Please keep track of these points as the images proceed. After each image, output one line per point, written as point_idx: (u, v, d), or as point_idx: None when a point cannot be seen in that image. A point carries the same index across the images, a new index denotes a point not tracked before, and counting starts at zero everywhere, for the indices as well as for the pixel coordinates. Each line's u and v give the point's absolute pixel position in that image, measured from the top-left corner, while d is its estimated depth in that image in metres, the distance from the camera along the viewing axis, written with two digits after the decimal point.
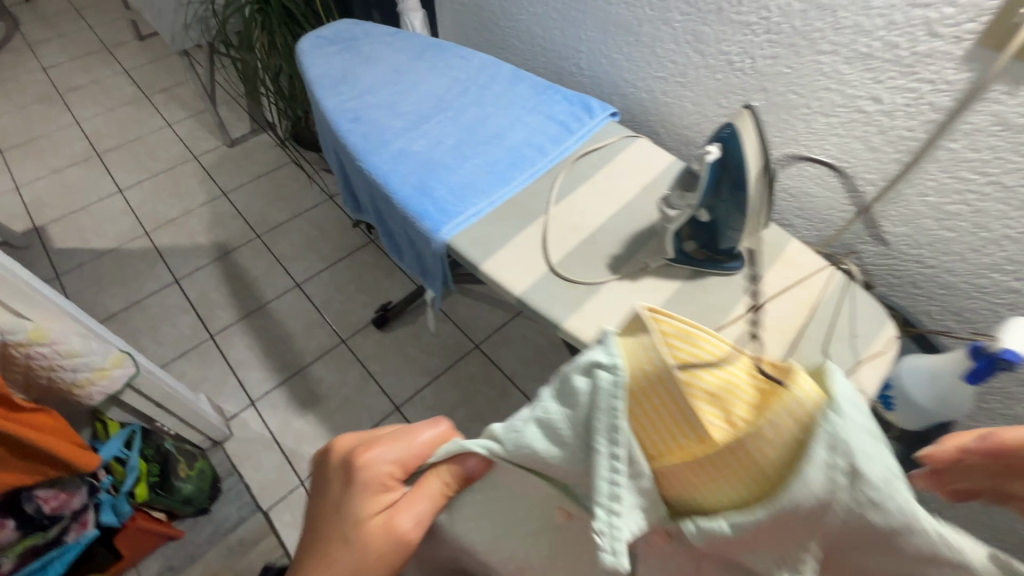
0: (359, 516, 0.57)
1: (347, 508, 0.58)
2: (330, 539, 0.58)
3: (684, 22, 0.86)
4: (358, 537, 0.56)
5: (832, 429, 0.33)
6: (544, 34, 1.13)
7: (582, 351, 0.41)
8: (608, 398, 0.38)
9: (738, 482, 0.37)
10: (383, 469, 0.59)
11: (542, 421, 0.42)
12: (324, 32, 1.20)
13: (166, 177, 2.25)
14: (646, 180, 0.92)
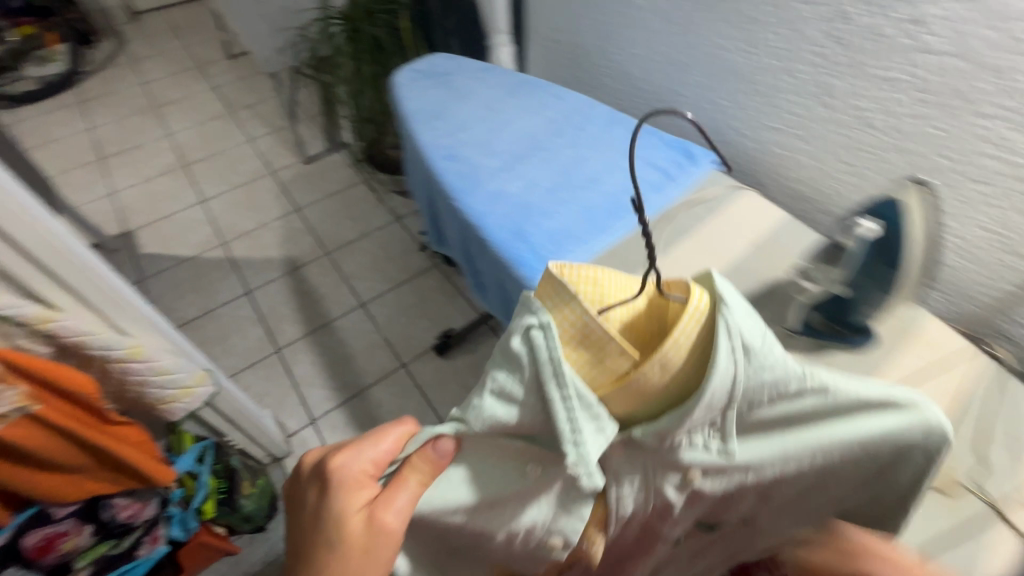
0: (338, 519, 0.58)
1: (329, 519, 0.59)
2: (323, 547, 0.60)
3: (811, 74, 0.80)
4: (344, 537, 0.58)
5: (725, 317, 0.47)
6: (642, 76, 1.10)
7: (515, 318, 0.49)
8: (548, 346, 0.47)
9: (663, 389, 0.49)
10: (355, 470, 0.59)
11: (497, 390, 0.48)
12: (419, 66, 1.21)
13: (245, 190, 2.35)
14: (756, 239, 0.87)
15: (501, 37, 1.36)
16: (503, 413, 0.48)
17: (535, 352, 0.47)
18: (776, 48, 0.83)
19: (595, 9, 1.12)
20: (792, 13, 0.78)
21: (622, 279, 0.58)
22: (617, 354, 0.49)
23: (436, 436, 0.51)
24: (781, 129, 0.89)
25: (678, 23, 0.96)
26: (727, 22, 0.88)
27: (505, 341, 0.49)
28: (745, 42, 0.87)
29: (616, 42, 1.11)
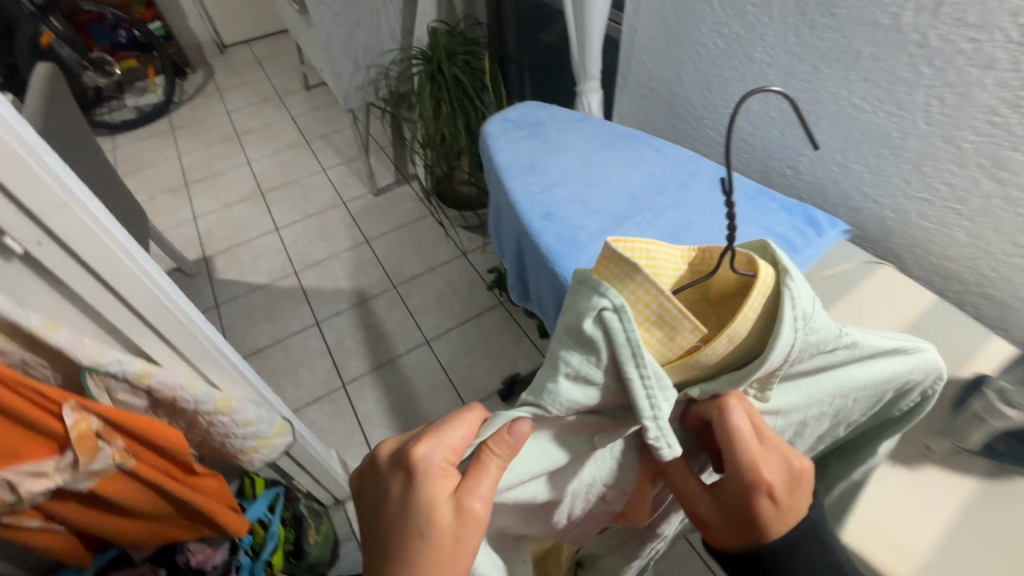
0: (426, 514, 0.53)
1: (411, 508, 0.54)
2: (405, 541, 0.54)
3: (981, 143, 0.70)
4: (428, 528, 0.53)
5: (793, 292, 0.45)
6: (753, 131, 1.02)
7: (584, 303, 0.44)
8: (624, 330, 0.43)
9: (728, 358, 0.49)
10: (435, 460, 0.54)
11: (573, 372, 0.46)
12: (511, 116, 1.18)
13: (317, 219, 2.41)
14: (902, 324, 0.76)
15: (591, 82, 1.32)
16: (585, 396, 0.47)
17: (611, 339, 0.44)
18: (934, 112, 0.73)
19: (700, 59, 1.06)
20: (961, 78, 0.69)
21: (677, 251, 0.53)
22: (689, 333, 0.47)
23: (512, 419, 0.49)
24: (930, 199, 0.79)
25: (803, 79, 0.88)
26: (870, 82, 0.79)
27: (571, 320, 0.46)
28: (892, 104, 0.78)
29: (723, 94, 1.04)
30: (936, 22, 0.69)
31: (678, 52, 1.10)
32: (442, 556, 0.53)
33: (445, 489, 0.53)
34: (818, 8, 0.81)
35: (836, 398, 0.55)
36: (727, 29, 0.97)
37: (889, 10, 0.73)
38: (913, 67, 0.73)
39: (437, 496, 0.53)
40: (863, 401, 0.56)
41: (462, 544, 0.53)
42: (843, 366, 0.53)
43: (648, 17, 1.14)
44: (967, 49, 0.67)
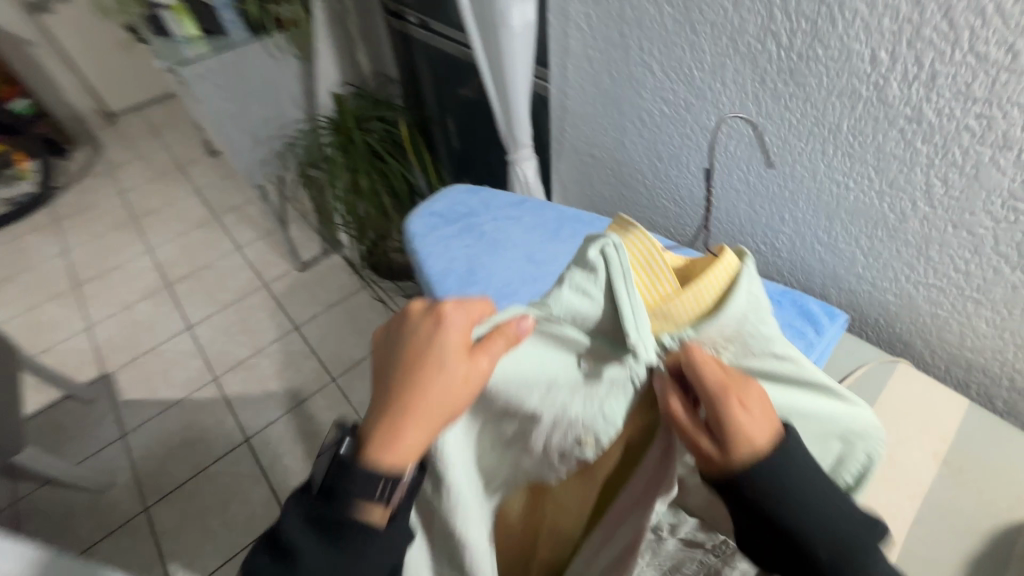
0: (429, 376, 0.45)
1: (409, 360, 0.46)
2: (394, 395, 0.45)
3: (1002, 230, 0.58)
4: (425, 380, 0.45)
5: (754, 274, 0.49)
6: (716, 204, 0.88)
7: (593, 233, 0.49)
8: (621, 261, 0.47)
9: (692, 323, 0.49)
10: (460, 313, 0.48)
11: (576, 283, 0.48)
12: (436, 208, 1.00)
13: (237, 309, 2.12)
14: (941, 448, 0.63)
15: (523, 149, 1.16)
16: (586, 311, 0.48)
17: (608, 257, 0.47)
18: (938, 194, 0.61)
19: (645, 127, 0.92)
20: (970, 159, 0.57)
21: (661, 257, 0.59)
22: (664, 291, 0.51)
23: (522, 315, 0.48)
24: (942, 285, 0.67)
25: (771, 151, 0.75)
26: (854, 157, 0.66)
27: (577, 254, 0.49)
28: (883, 182, 0.65)
29: (676, 165, 0.91)
30: (934, 95, 0.56)
31: (618, 118, 0.96)
32: (427, 421, 0.45)
33: (455, 344, 0.46)
34: (781, 76, 0.68)
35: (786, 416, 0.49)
36: (673, 95, 0.83)
37: (871, 81, 0.60)
38: (905, 142, 0.61)
39: (447, 349, 0.46)
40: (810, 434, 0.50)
41: (459, 400, 0.45)
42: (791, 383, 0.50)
43: (578, 80, 0.99)
44: (975, 127, 0.55)
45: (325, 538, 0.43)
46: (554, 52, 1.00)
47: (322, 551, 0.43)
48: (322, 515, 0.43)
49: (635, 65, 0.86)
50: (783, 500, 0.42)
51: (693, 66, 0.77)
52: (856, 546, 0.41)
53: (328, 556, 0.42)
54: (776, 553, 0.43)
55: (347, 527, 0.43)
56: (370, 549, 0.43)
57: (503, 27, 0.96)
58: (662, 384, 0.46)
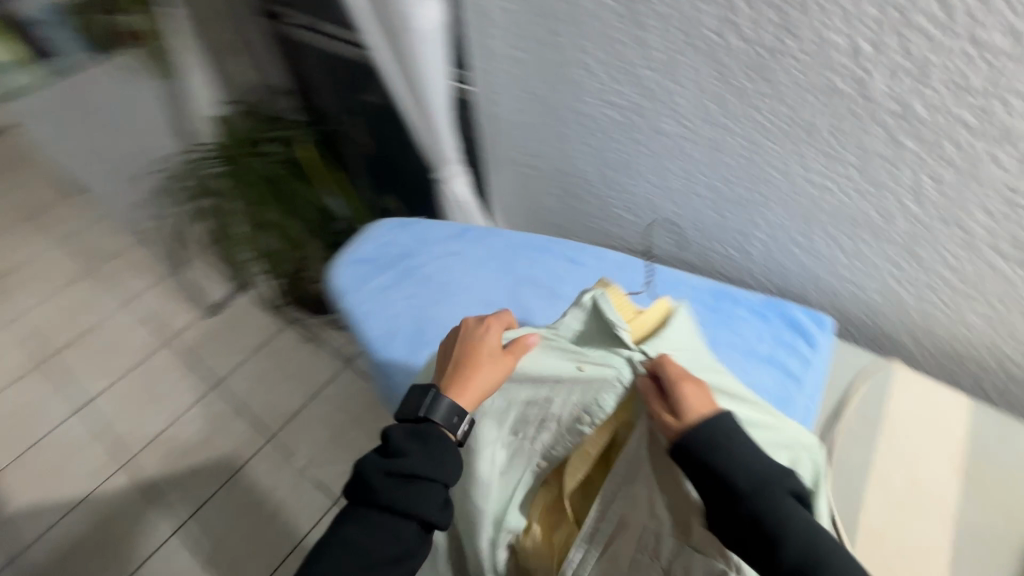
0: (474, 359, 0.58)
1: (463, 341, 0.60)
2: (450, 371, 0.58)
3: (998, 226, 0.54)
4: (472, 359, 0.58)
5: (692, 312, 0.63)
6: (679, 211, 0.81)
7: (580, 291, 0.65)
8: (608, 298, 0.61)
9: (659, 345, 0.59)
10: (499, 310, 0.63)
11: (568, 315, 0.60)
12: (364, 254, 0.85)
13: (138, 373, 1.80)
14: (960, 457, 0.59)
15: (450, 166, 1.01)
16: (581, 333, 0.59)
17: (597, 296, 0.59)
18: (928, 192, 0.56)
19: (590, 133, 0.81)
20: (966, 154, 0.52)
21: None
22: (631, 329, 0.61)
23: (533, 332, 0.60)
24: (932, 282, 0.63)
25: (739, 154, 0.67)
26: (834, 157, 0.60)
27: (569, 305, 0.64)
28: (867, 182, 0.59)
29: (629, 171, 0.81)
30: (925, 88, 0.50)
31: (558, 125, 0.85)
32: (471, 393, 0.56)
33: (495, 331, 0.60)
34: (746, 72, 0.60)
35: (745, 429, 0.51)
36: (621, 97, 0.73)
37: (852, 74, 0.53)
38: (892, 140, 0.55)
39: (491, 333, 0.60)
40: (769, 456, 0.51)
41: (501, 368, 0.57)
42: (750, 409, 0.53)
43: (506, 85, 0.86)
44: (972, 121, 0.49)
45: (418, 449, 0.53)
46: (474, 54, 0.87)
47: (421, 450, 0.53)
48: (417, 431, 0.54)
49: (572, 66, 0.75)
50: (712, 443, 0.47)
51: (641, 65, 0.67)
52: (776, 483, 0.46)
53: (426, 456, 0.52)
54: (710, 498, 0.46)
55: (434, 440, 0.53)
56: (451, 457, 0.53)
57: (410, 31, 0.80)
58: (639, 384, 0.52)
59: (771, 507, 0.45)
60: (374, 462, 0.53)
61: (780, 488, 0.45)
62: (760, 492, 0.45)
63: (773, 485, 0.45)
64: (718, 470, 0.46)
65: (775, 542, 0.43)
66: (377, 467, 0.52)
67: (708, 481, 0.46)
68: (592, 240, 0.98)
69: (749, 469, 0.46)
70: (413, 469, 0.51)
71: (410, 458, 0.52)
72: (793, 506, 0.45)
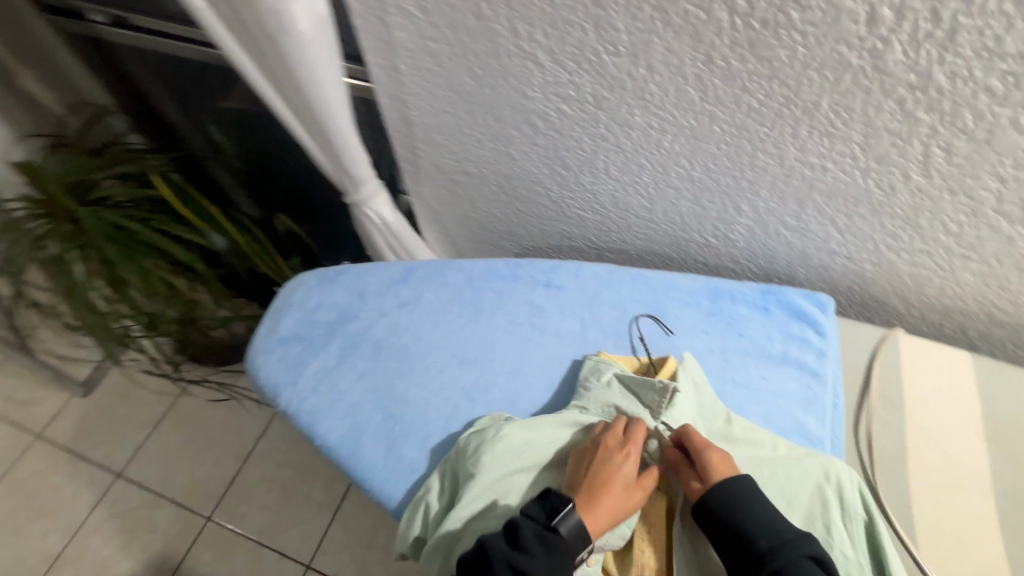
0: (615, 480, 0.51)
1: (598, 461, 0.52)
2: (584, 491, 0.50)
3: (1008, 189, 0.51)
4: (608, 481, 0.51)
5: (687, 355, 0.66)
6: (650, 206, 0.71)
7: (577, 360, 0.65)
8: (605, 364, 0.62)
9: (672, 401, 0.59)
10: (639, 426, 0.55)
11: (588, 379, 0.61)
12: (293, 329, 0.68)
13: (5, 491, 1.40)
14: (978, 420, 0.60)
15: (366, 185, 0.83)
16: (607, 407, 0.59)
17: (612, 364, 0.62)
18: (938, 163, 0.51)
19: (539, 132, 0.68)
20: (985, 123, 0.46)
21: None
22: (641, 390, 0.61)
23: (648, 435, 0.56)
24: (928, 249, 0.60)
25: (723, 141, 0.58)
26: (835, 137, 0.53)
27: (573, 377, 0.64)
28: (870, 159, 0.54)
29: (590, 170, 0.70)
30: (949, 57, 0.43)
31: (495, 127, 0.70)
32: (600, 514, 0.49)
33: (636, 458, 0.53)
34: (735, 50, 0.49)
35: (771, 471, 0.52)
36: (576, 89, 0.60)
37: (865, 45, 0.45)
38: (905, 114, 0.48)
39: (629, 456, 0.52)
40: (809, 493, 0.51)
41: (631, 501, 0.50)
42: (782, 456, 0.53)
43: (420, 84, 0.69)
44: (997, 87, 0.44)
45: (544, 555, 0.46)
46: (370, 50, 0.68)
47: (547, 558, 0.46)
48: (544, 533, 0.47)
49: (509, 57, 0.60)
50: (730, 500, 0.48)
51: (601, 49, 0.55)
52: (795, 543, 0.44)
53: (549, 564, 0.45)
54: (733, 554, 0.46)
55: (560, 552, 0.46)
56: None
57: (282, 32, 0.58)
58: (668, 455, 0.54)
59: (791, 568, 0.43)
60: (501, 547, 0.46)
61: (800, 549, 0.44)
62: (780, 550, 0.44)
63: (794, 545, 0.44)
64: (737, 527, 0.46)
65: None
66: (502, 553, 0.46)
67: (728, 541, 0.46)
68: (548, 244, 0.87)
69: (769, 526, 0.46)
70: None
71: (534, 561, 0.45)
72: (809, 568, 0.43)
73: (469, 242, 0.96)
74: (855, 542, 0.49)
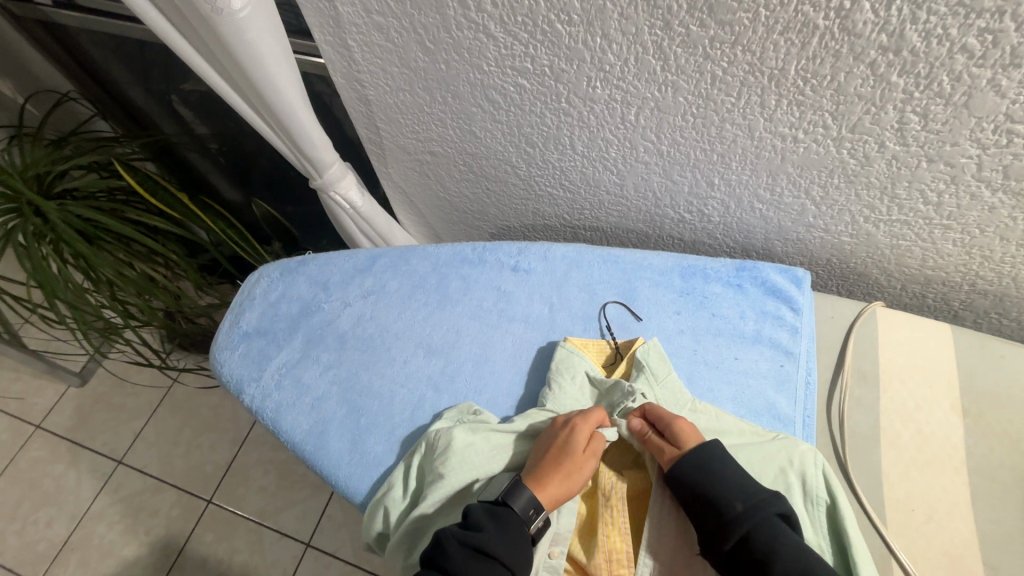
0: (565, 454, 0.51)
1: (549, 436, 0.53)
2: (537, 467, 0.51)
3: (989, 155, 0.47)
4: (558, 457, 0.51)
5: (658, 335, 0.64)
6: (620, 182, 0.68)
7: (543, 347, 0.64)
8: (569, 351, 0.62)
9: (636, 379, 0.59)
10: (597, 411, 0.54)
11: (561, 374, 0.60)
12: (255, 324, 0.68)
13: (7, 481, 1.41)
14: (955, 395, 0.58)
15: (330, 169, 0.80)
16: (576, 402, 0.59)
17: (582, 359, 0.60)
18: (914, 130, 0.48)
19: (499, 108, 0.65)
20: (963, 85, 0.43)
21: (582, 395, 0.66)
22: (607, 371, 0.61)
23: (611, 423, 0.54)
24: (908, 219, 0.57)
25: (690, 112, 0.55)
26: (806, 105, 0.50)
27: (540, 364, 0.63)
28: (843, 128, 0.50)
29: (556, 147, 0.67)
30: (922, 14, 0.39)
31: (454, 103, 0.67)
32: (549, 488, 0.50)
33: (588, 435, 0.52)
34: (694, 15, 0.46)
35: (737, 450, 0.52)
36: (533, 62, 0.56)
37: (831, 4, 0.41)
38: (877, 78, 0.45)
39: (576, 429, 0.52)
40: (770, 478, 0.51)
41: (579, 471, 0.51)
42: (748, 442, 0.53)
43: (372, 61, 0.65)
44: (975, 46, 0.40)
45: (498, 529, 0.47)
46: (316, 25, 0.64)
47: (499, 529, 0.47)
48: (494, 509, 0.49)
49: (460, 29, 0.56)
50: (703, 467, 0.47)
51: (554, 18, 0.51)
52: (767, 502, 0.44)
53: (503, 534, 0.47)
54: (701, 524, 0.45)
55: (511, 523, 0.47)
56: (525, 551, 0.47)
57: (214, 12, 0.55)
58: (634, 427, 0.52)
59: (763, 528, 0.43)
60: (452, 529, 0.47)
61: (772, 507, 0.44)
62: (753, 511, 0.43)
63: (767, 505, 0.44)
64: (710, 495, 0.45)
65: (763, 562, 0.41)
66: (453, 533, 0.47)
67: (700, 509, 0.46)
68: (523, 223, 0.84)
69: (742, 488, 0.45)
70: (492, 547, 0.45)
71: (487, 534, 0.46)
72: (780, 527, 0.43)
73: (444, 224, 0.94)
74: (815, 524, 0.49)
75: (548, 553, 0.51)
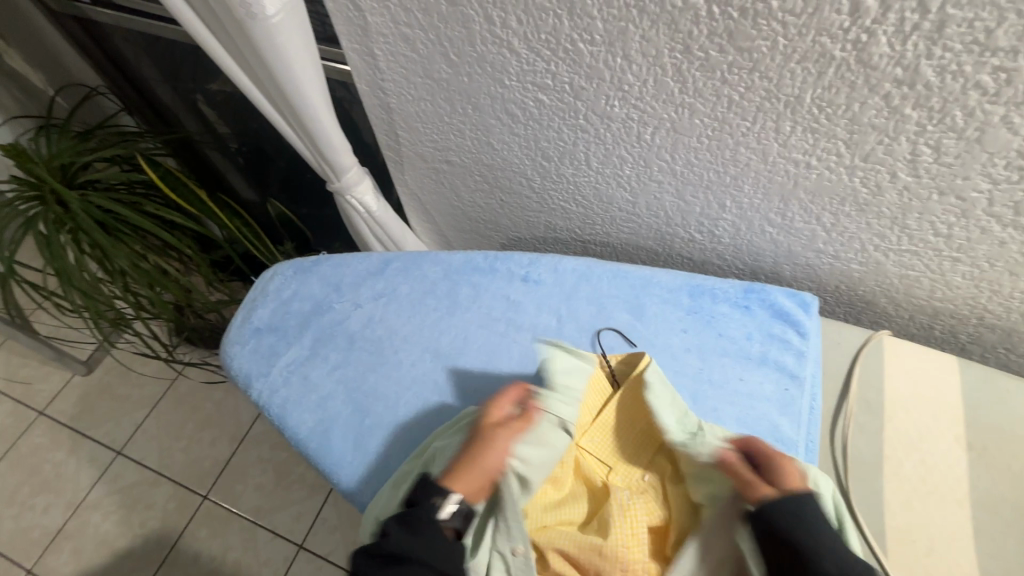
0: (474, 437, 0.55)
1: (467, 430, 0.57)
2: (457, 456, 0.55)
3: (1000, 190, 0.48)
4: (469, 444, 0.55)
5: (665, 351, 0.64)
6: (633, 200, 0.69)
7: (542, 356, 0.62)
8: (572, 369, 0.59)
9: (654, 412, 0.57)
10: (510, 397, 0.58)
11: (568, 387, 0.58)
12: (266, 320, 0.69)
13: (8, 465, 1.41)
14: (960, 428, 0.58)
15: (348, 173, 0.81)
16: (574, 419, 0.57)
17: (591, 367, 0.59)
18: (927, 162, 0.48)
19: (517, 122, 0.66)
20: (976, 121, 0.44)
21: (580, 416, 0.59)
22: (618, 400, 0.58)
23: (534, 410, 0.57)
24: (917, 250, 0.57)
25: (705, 134, 0.56)
26: (820, 132, 0.50)
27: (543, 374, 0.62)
28: (856, 157, 0.51)
29: (571, 162, 0.68)
30: (938, 50, 0.40)
31: (473, 115, 0.68)
32: (468, 474, 0.53)
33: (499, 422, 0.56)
34: (713, 41, 0.47)
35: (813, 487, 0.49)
36: (553, 78, 0.58)
37: (849, 36, 0.42)
38: (891, 110, 0.46)
39: (484, 415, 0.57)
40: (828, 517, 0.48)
41: (494, 453, 0.54)
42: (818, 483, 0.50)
43: (397, 70, 0.67)
44: (989, 84, 0.41)
45: (404, 531, 0.50)
46: (345, 34, 0.66)
47: (410, 532, 0.50)
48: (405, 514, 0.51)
49: (484, 43, 0.58)
50: (797, 518, 0.44)
51: (575, 38, 0.53)
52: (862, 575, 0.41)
53: (413, 536, 0.49)
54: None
55: (421, 526, 0.50)
56: (443, 545, 0.49)
57: (248, 17, 0.57)
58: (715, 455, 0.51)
59: None
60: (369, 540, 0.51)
61: None
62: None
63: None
64: (801, 551, 0.43)
65: None
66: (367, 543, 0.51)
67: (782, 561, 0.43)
68: (534, 235, 0.85)
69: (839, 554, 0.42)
70: (399, 551, 0.49)
71: (396, 538, 0.50)
72: None
73: (456, 232, 0.95)
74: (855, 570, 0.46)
75: (511, 551, 0.51)
